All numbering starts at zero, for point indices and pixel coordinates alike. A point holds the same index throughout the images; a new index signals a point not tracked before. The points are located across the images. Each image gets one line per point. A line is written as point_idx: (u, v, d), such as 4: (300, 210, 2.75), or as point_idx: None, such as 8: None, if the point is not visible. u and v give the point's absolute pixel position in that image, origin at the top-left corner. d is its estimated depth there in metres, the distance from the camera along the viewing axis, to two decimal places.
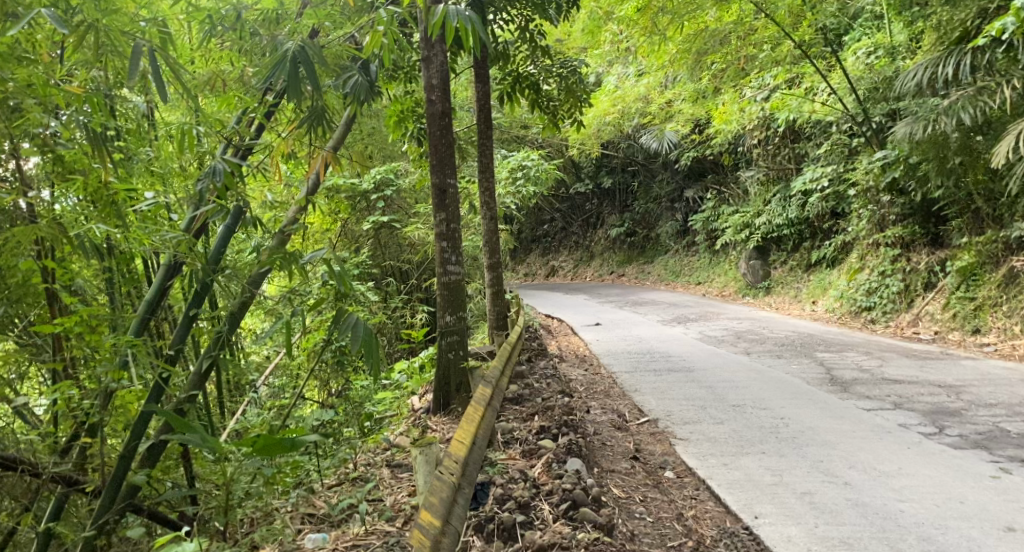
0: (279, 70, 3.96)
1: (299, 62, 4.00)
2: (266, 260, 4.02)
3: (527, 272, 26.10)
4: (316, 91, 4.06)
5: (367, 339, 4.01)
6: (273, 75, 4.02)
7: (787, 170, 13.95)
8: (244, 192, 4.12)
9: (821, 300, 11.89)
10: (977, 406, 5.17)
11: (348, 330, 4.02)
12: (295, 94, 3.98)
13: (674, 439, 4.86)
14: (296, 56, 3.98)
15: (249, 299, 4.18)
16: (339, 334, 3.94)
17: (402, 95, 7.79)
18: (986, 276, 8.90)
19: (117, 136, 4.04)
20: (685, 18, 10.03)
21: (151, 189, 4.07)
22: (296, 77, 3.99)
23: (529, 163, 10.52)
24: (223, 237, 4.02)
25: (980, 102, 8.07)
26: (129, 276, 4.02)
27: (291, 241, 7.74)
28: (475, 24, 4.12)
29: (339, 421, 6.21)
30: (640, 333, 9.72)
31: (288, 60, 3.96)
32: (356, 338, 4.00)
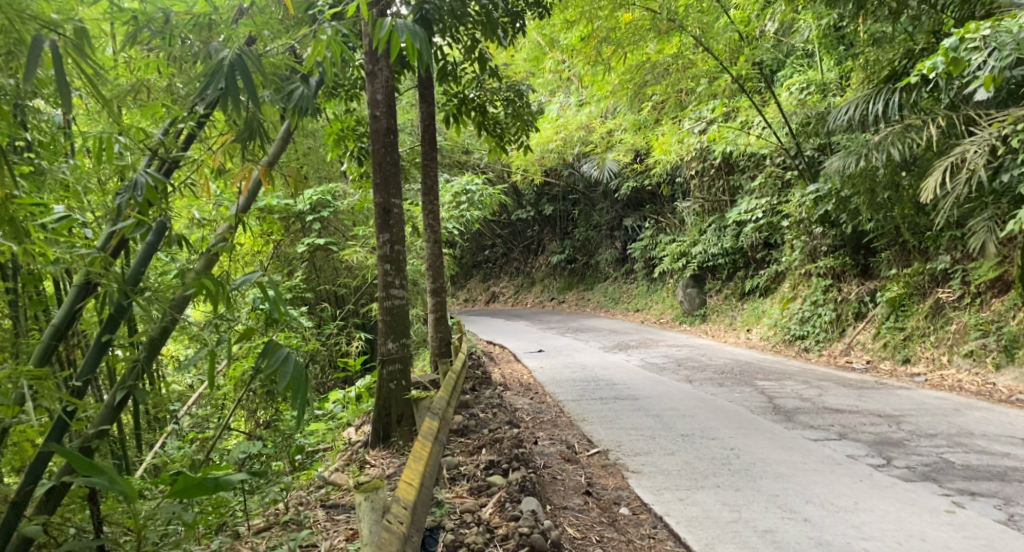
0: (214, 80, 3.74)
1: (237, 70, 3.80)
2: (192, 284, 3.80)
3: (467, 298, 25.93)
4: (256, 102, 3.84)
5: (296, 375, 3.76)
6: (209, 85, 3.80)
7: (722, 202, 14.21)
8: (169, 208, 3.92)
9: (755, 328, 12.07)
10: (920, 436, 5.22)
11: (279, 363, 3.77)
12: (235, 103, 3.75)
13: (627, 472, 4.73)
14: (234, 64, 3.78)
15: (170, 325, 3.91)
16: (265, 367, 3.68)
17: (344, 114, 7.57)
18: (914, 306, 9.13)
19: (30, 148, 3.84)
20: (627, 48, 10.14)
21: (63, 203, 3.87)
22: (234, 86, 3.76)
23: (472, 187, 10.43)
24: (143, 256, 3.78)
25: (907, 139, 8.22)
26: (35, 297, 3.81)
27: (219, 262, 7.43)
28: (422, 39, 3.99)
29: (269, 453, 5.90)
30: (582, 361, 9.65)
31: (225, 68, 3.76)
32: (283, 373, 3.74)
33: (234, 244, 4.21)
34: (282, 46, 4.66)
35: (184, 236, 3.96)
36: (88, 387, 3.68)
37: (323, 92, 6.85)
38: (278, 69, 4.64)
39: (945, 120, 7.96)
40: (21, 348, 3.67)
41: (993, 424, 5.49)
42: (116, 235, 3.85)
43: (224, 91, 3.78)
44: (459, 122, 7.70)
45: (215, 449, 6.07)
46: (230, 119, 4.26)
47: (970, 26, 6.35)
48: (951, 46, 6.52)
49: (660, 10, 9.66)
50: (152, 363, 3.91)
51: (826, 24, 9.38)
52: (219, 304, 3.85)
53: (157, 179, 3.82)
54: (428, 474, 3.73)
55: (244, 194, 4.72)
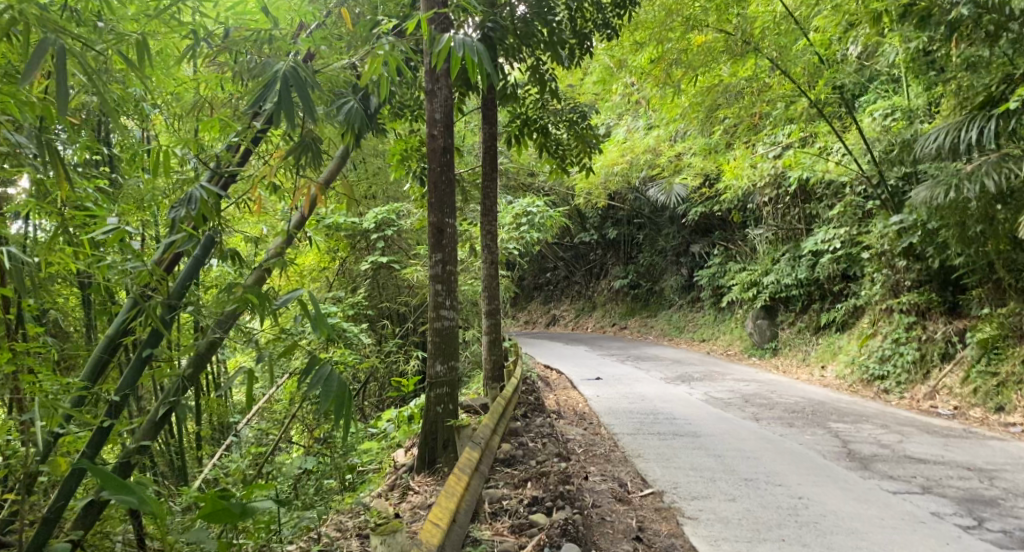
0: (267, 93, 3.59)
1: (292, 81, 3.61)
2: (236, 298, 3.62)
3: (528, 320, 25.70)
4: (311, 117, 3.65)
5: (340, 392, 3.59)
6: (262, 97, 3.66)
7: (797, 231, 13.64)
8: (220, 222, 3.77)
9: (831, 365, 11.46)
10: (1016, 496, 4.72)
11: (322, 381, 3.58)
12: (288, 117, 3.58)
13: (682, 518, 4.40)
14: (287, 75, 3.61)
15: (218, 341, 3.80)
16: (308, 385, 3.51)
17: (407, 133, 7.49)
18: (1009, 350, 8.46)
19: (109, 161, 4.03)
20: (699, 71, 9.83)
21: (129, 219, 3.85)
22: (289, 99, 3.58)
23: (534, 209, 10.24)
24: (190, 269, 3.69)
25: (1004, 169, 7.65)
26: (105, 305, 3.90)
27: (278, 276, 7.44)
28: (483, 54, 3.83)
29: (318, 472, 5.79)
30: (642, 391, 9.27)
31: (279, 79, 3.59)
32: (326, 392, 3.57)
33: (283, 258, 4.09)
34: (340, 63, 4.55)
35: (233, 249, 3.82)
36: (128, 402, 3.57)
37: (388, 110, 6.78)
38: (333, 84, 4.55)
39: None
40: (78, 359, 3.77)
41: None
42: (170, 251, 3.82)
43: (277, 105, 3.62)
44: (520, 142, 7.52)
45: (266, 464, 5.99)
46: (284, 134, 4.16)
47: None
48: None
49: (734, 31, 9.34)
50: (197, 378, 3.80)
51: (915, 47, 8.86)
52: (262, 320, 3.64)
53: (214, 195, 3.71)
54: (461, 508, 3.70)
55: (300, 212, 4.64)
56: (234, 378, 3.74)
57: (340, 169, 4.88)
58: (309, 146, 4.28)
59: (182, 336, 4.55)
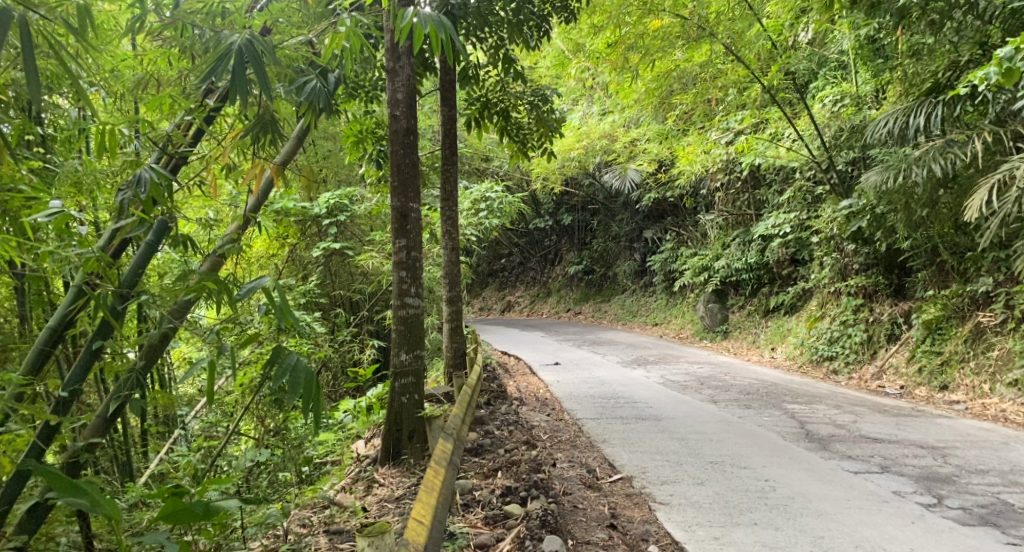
0: (221, 68, 3.42)
1: (247, 56, 3.44)
2: (193, 285, 3.44)
3: (482, 306, 25.63)
4: (266, 92, 3.49)
5: (308, 382, 3.47)
6: (215, 70, 3.49)
7: (747, 216, 13.85)
8: (172, 207, 3.59)
9: (781, 347, 11.67)
10: (970, 472, 4.86)
11: (289, 371, 3.45)
12: (243, 95, 3.42)
13: (654, 504, 4.41)
14: (243, 49, 3.43)
15: (171, 332, 3.63)
16: (274, 377, 3.37)
17: (363, 116, 7.32)
18: (952, 330, 8.72)
19: (44, 143, 3.79)
20: (655, 56, 9.87)
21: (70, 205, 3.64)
22: (243, 74, 3.42)
23: (491, 195, 10.15)
24: (142, 258, 3.50)
25: (949, 154, 7.83)
26: (44, 295, 3.68)
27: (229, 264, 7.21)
28: (448, 30, 3.73)
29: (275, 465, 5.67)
30: (601, 375, 9.30)
31: (233, 53, 3.42)
32: (294, 382, 3.44)
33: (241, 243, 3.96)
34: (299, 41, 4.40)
35: (187, 235, 3.65)
36: (76, 397, 3.42)
37: (343, 93, 6.59)
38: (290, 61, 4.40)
39: (991, 135, 7.55)
40: (18, 352, 3.57)
41: None
42: (117, 237, 3.59)
43: (232, 81, 3.45)
44: (481, 126, 7.43)
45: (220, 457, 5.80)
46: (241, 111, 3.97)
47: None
48: (1004, 55, 6.11)
49: (690, 16, 9.37)
50: (149, 372, 3.64)
51: (864, 34, 8.99)
52: (223, 309, 3.48)
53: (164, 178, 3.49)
54: (439, 503, 3.61)
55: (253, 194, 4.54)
56: (191, 371, 3.59)
57: (297, 149, 4.70)
58: (268, 124, 4.14)
59: (129, 326, 4.36)
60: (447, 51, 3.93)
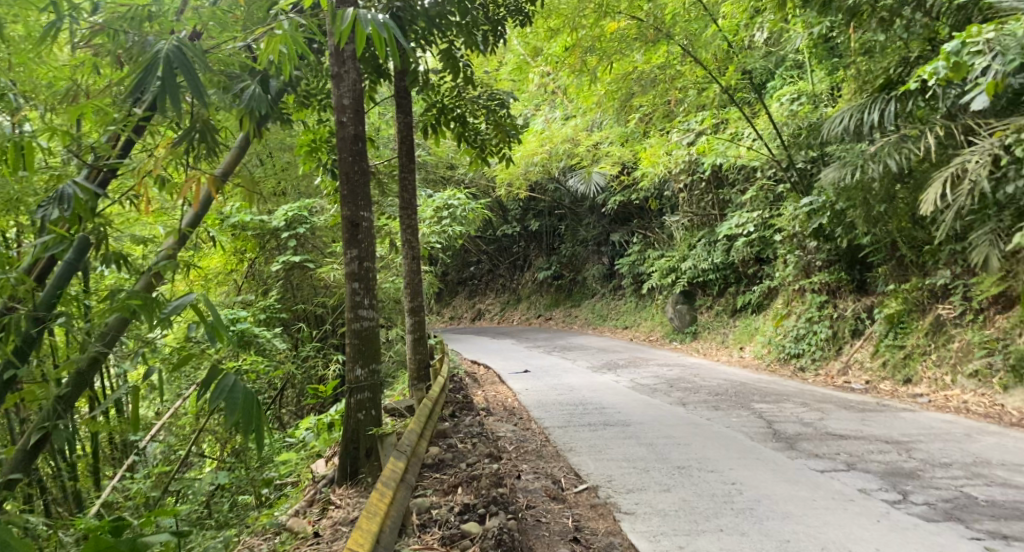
0: (150, 76, 3.37)
1: (175, 62, 3.40)
2: (119, 303, 3.44)
3: (453, 315, 25.47)
4: (200, 97, 3.44)
5: (246, 402, 3.50)
6: (141, 81, 3.42)
7: (711, 216, 13.90)
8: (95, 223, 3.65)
9: (749, 345, 11.71)
10: (934, 466, 4.86)
11: (226, 391, 3.47)
12: (172, 100, 3.37)
13: (619, 514, 4.33)
14: (170, 56, 3.39)
15: (99, 357, 3.70)
16: (211, 397, 3.38)
17: (316, 124, 7.20)
18: (914, 324, 8.79)
19: None
20: (613, 59, 9.89)
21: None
22: (173, 79, 3.38)
23: (454, 202, 10.07)
24: (61, 275, 3.54)
25: (904, 149, 7.88)
26: None
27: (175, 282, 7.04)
28: (394, 30, 3.71)
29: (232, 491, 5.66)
30: (571, 381, 9.23)
31: (161, 61, 3.37)
32: (232, 403, 3.46)
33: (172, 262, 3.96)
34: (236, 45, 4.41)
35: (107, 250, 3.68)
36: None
37: (293, 102, 6.49)
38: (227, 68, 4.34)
39: (942, 129, 7.63)
40: None
41: (1007, 452, 5.18)
42: (41, 259, 3.75)
43: (162, 88, 3.41)
44: (438, 132, 7.34)
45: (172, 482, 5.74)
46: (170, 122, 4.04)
47: (973, 27, 5.92)
48: (952, 50, 6.08)
49: (646, 19, 9.44)
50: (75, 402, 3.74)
51: (817, 33, 9.08)
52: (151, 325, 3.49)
53: (89, 191, 3.57)
54: (384, 529, 3.64)
55: (194, 208, 4.63)
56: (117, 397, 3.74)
57: (238, 161, 4.94)
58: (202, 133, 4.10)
59: (59, 353, 4.17)
60: (389, 50, 3.89)
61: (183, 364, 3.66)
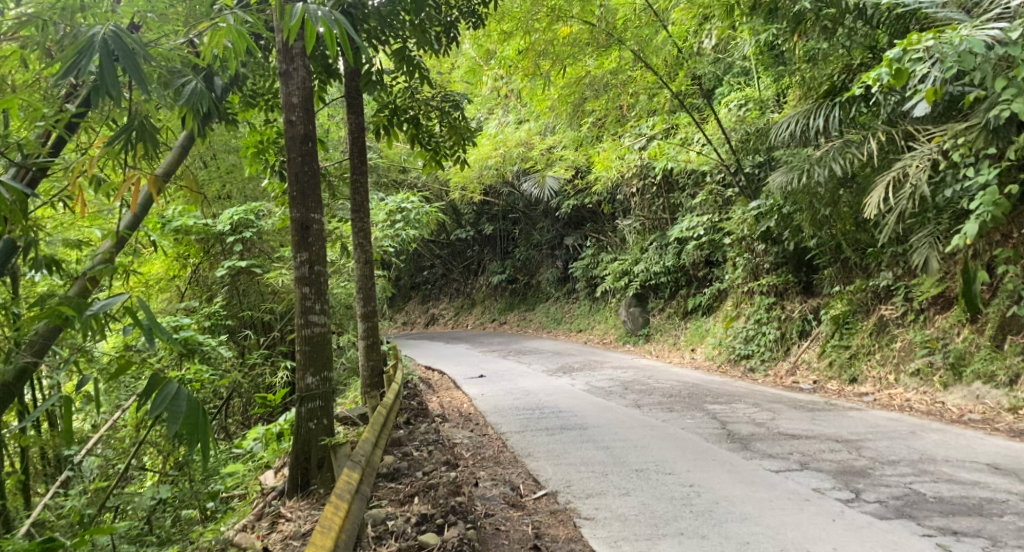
0: (85, 59, 3.41)
1: (112, 47, 3.46)
2: (51, 307, 3.56)
3: (406, 320, 25.27)
4: (140, 81, 3.50)
5: (190, 411, 3.44)
6: (75, 65, 3.45)
7: (662, 220, 14.07)
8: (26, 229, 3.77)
9: (700, 347, 11.86)
10: (883, 464, 4.96)
11: (169, 399, 3.41)
12: (112, 87, 3.45)
13: (579, 520, 4.32)
14: (108, 40, 3.45)
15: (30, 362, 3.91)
16: (151, 404, 3.33)
17: (262, 125, 7.06)
18: (858, 324, 9.01)
19: None
20: (565, 62, 9.96)
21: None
22: (110, 65, 3.44)
23: (408, 205, 10.00)
24: None
25: (848, 154, 8.06)
26: None
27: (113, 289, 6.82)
28: (343, 23, 3.69)
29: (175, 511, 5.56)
30: (526, 385, 9.22)
31: (97, 45, 3.43)
32: (174, 412, 3.40)
33: (108, 267, 4.08)
34: (178, 43, 4.48)
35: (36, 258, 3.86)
36: None
37: (239, 102, 6.37)
38: (170, 63, 4.41)
39: (885, 135, 7.83)
40: None
41: (952, 448, 5.33)
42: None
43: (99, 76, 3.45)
44: (390, 133, 7.25)
45: (111, 499, 5.65)
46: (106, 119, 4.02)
47: (913, 36, 6.03)
48: (894, 57, 6.21)
49: (598, 23, 9.56)
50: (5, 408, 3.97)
51: (763, 40, 9.27)
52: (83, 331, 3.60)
53: (19, 194, 3.49)
54: (339, 543, 3.54)
55: (133, 211, 4.85)
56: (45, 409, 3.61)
57: (181, 158, 5.17)
58: (137, 129, 4.10)
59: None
60: (344, 46, 3.86)
61: (120, 373, 3.59)
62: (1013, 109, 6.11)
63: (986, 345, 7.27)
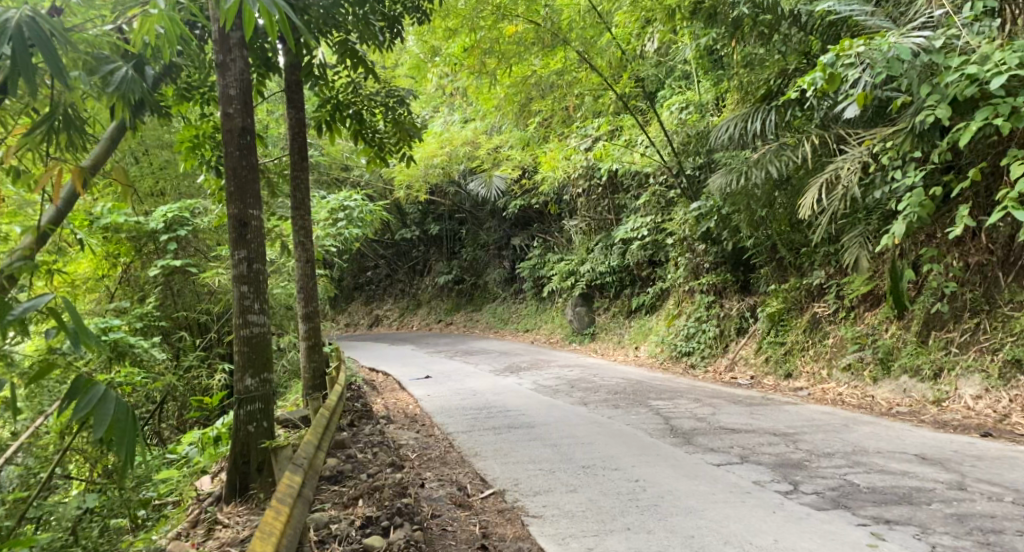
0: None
1: (28, 32, 3.44)
2: None
3: (350, 321, 24.97)
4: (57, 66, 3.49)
5: (118, 414, 3.35)
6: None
7: (607, 221, 14.25)
8: None
9: (643, 345, 12.04)
10: (819, 456, 5.13)
11: (96, 400, 3.32)
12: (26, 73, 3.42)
13: (527, 518, 4.34)
14: (23, 24, 3.43)
15: None
16: (78, 406, 3.24)
17: (198, 119, 6.90)
18: (793, 321, 9.27)
19: None
20: (511, 62, 10.00)
21: None
22: (24, 49, 3.42)
23: (351, 204, 9.89)
24: None
25: (783, 156, 8.27)
26: None
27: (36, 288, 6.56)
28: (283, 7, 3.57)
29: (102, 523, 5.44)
30: (472, 385, 9.22)
31: (10, 29, 3.41)
32: (103, 414, 3.31)
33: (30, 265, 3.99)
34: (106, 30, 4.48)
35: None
36: None
37: (172, 94, 6.24)
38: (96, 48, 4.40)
39: (818, 138, 8.05)
40: None
41: (883, 440, 5.53)
42: None
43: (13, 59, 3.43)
44: (332, 129, 7.17)
45: (32, 509, 5.53)
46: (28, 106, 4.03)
47: (845, 41, 6.25)
48: (827, 62, 6.44)
49: (544, 23, 9.62)
50: None
51: (703, 44, 9.47)
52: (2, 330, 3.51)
53: None
54: (282, 548, 3.48)
55: (55, 205, 4.71)
56: None
57: (108, 152, 5.10)
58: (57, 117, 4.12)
59: None
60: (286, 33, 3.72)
61: (41, 375, 3.46)
62: (936, 115, 6.28)
63: (912, 341, 7.56)
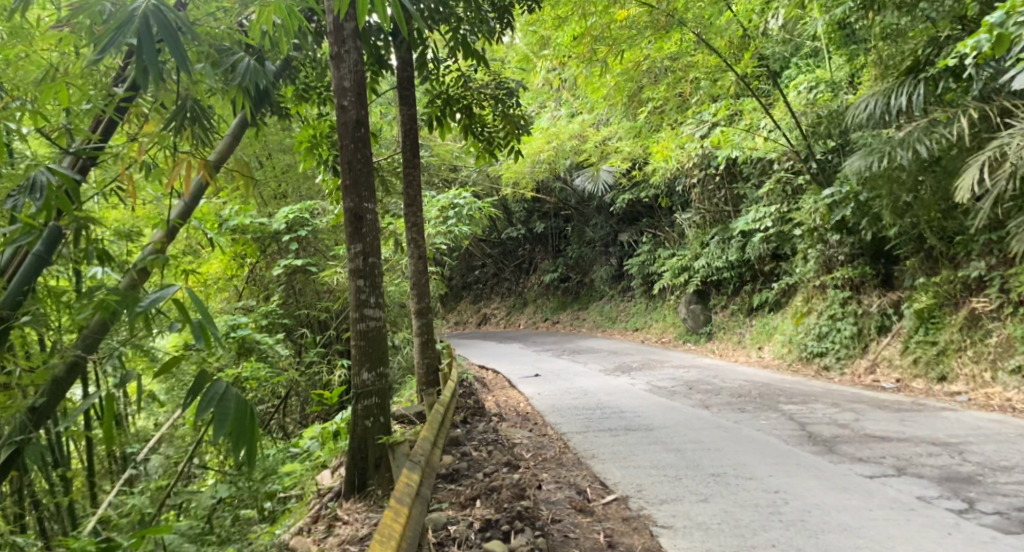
0: (123, 34, 3.32)
1: (152, 21, 3.33)
2: (99, 300, 3.42)
3: (459, 320, 25.05)
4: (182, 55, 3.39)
5: (238, 414, 3.22)
6: (114, 38, 3.35)
7: (723, 213, 13.52)
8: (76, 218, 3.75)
9: (767, 345, 11.32)
10: (993, 470, 4.47)
11: (217, 399, 3.19)
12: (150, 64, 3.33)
13: (656, 528, 3.96)
14: (149, 14, 3.32)
15: (79, 361, 3.90)
16: (200, 409, 3.11)
17: (315, 118, 6.89)
18: (946, 318, 8.39)
19: None
20: (623, 48, 9.51)
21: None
22: (147, 39, 3.33)
23: (461, 201, 9.74)
24: (30, 269, 3.73)
25: (935, 134, 7.45)
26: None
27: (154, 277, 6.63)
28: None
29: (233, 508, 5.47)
30: (585, 385, 8.86)
31: (137, 19, 3.30)
32: (222, 413, 3.18)
33: (160, 257, 3.96)
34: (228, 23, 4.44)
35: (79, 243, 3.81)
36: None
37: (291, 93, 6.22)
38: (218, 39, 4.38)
39: (977, 111, 7.19)
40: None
41: None
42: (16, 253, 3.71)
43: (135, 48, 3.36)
44: (442, 124, 6.97)
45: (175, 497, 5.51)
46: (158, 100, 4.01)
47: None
48: (995, 21, 5.66)
49: (657, 5, 9.10)
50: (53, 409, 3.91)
51: (835, 18, 8.69)
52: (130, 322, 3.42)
53: (67, 179, 3.59)
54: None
55: (184, 198, 4.71)
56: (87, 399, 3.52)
57: (232, 145, 5.00)
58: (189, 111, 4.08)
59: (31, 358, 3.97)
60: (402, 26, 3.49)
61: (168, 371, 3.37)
62: None
63: None
